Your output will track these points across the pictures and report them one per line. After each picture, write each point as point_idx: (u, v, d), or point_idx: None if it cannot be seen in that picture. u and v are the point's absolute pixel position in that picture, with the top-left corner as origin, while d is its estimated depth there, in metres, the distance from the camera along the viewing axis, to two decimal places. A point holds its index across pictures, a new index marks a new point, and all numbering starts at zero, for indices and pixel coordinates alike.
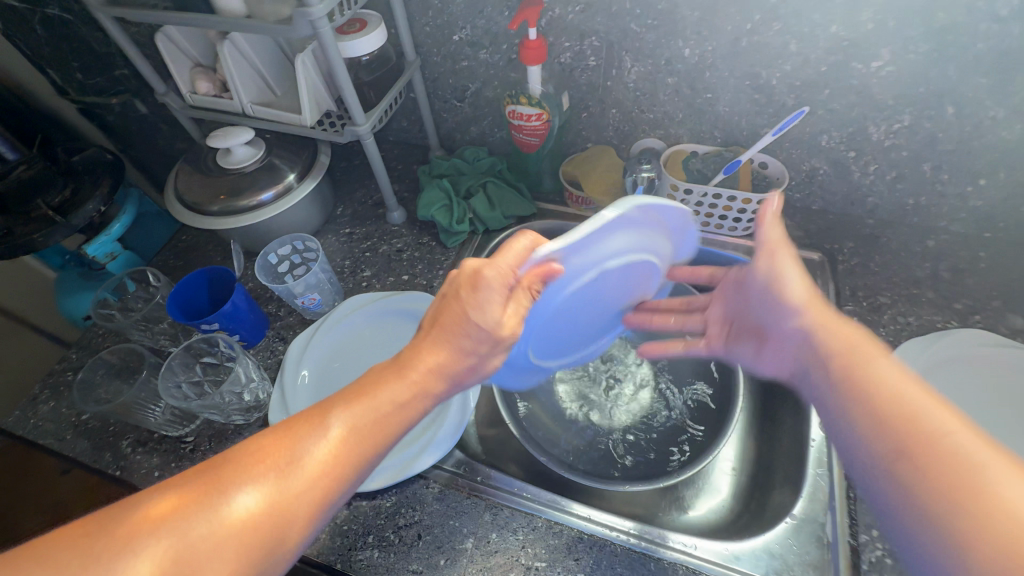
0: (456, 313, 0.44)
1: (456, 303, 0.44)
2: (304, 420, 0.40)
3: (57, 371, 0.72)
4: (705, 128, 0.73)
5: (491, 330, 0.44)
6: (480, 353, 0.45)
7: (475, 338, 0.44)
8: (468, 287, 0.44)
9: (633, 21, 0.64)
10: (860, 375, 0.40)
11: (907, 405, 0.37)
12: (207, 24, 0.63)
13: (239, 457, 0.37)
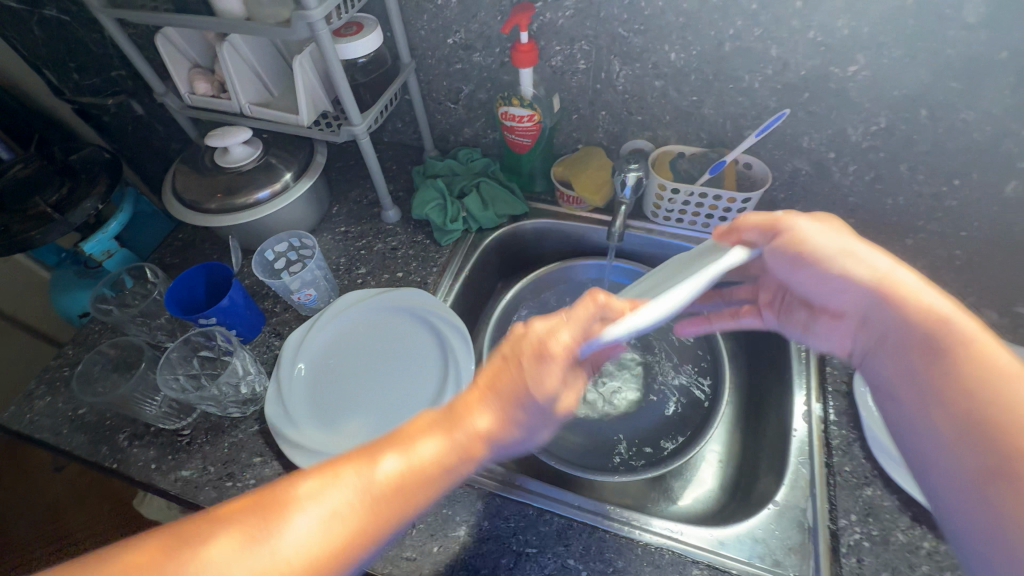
0: (508, 380, 0.41)
1: (515, 369, 0.41)
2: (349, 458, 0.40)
3: (52, 367, 0.72)
4: (691, 130, 0.76)
5: (547, 403, 0.41)
6: (530, 426, 0.42)
7: (521, 417, 0.41)
8: (526, 358, 0.41)
9: (621, 26, 0.66)
10: (963, 365, 0.38)
11: (990, 387, 0.36)
12: (208, 26, 0.64)
13: (281, 490, 0.38)
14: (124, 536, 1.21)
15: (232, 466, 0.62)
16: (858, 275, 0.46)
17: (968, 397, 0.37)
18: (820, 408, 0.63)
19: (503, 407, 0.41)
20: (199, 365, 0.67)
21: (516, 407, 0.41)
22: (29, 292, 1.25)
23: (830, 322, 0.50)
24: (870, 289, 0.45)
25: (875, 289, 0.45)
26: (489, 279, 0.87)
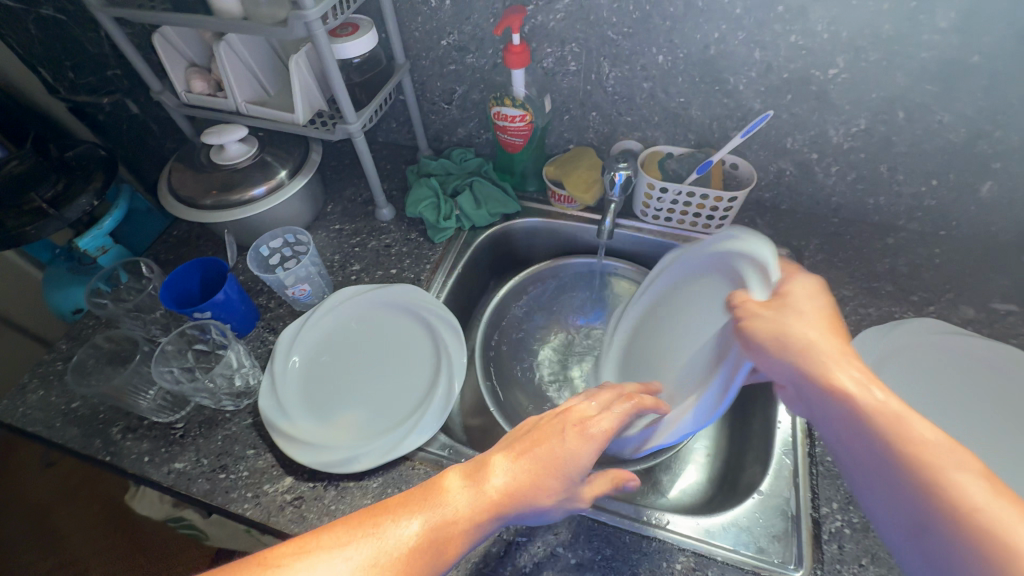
0: (553, 451, 0.47)
1: (558, 442, 0.47)
2: (399, 507, 0.44)
3: (46, 361, 0.73)
4: (679, 130, 0.78)
5: (584, 477, 0.46)
6: (564, 498, 0.46)
7: (561, 493, 0.46)
8: (574, 436, 0.47)
9: (610, 29, 0.68)
10: (900, 439, 0.37)
11: (928, 460, 0.35)
12: (205, 25, 0.66)
13: (329, 538, 0.41)
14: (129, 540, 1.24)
15: (226, 458, 0.62)
16: (791, 350, 0.44)
17: (904, 468, 0.35)
18: None
19: (548, 480, 0.46)
20: (194, 358, 0.69)
21: (559, 479, 0.46)
22: (27, 296, 1.26)
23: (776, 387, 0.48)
24: (810, 365, 0.43)
25: (811, 366, 0.42)
26: (482, 277, 0.88)
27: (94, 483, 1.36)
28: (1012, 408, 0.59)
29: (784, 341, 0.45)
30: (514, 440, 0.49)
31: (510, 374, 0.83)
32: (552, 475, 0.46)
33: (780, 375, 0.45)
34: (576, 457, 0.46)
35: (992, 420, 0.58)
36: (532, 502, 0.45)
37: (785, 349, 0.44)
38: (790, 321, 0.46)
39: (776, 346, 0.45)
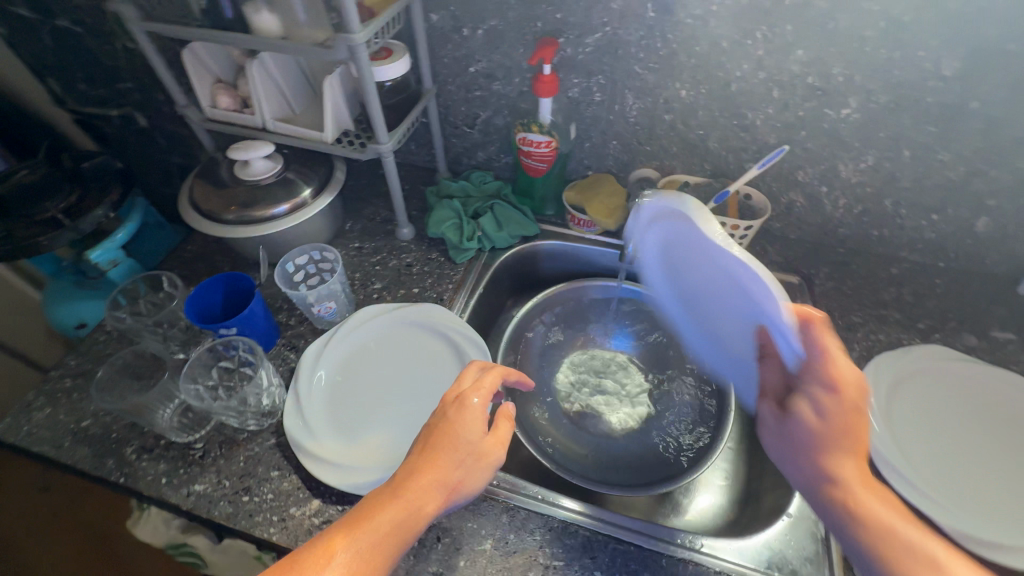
0: (447, 433, 0.52)
1: (447, 423, 0.53)
2: (338, 533, 0.46)
3: (54, 377, 0.70)
4: (696, 160, 0.81)
5: (477, 441, 0.53)
6: (470, 465, 0.51)
7: (469, 460, 0.51)
8: (461, 411, 0.54)
9: (637, 64, 0.72)
10: (887, 532, 0.43)
11: (906, 552, 0.41)
12: (244, 43, 0.66)
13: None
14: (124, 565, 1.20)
15: (249, 479, 0.61)
16: (807, 457, 0.48)
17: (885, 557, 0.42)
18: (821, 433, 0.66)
19: (451, 456, 0.51)
20: (220, 375, 0.67)
21: (463, 448, 0.52)
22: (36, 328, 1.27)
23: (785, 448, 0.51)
24: (825, 476, 0.47)
25: (828, 477, 0.47)
26: (500, 297, 0.89)
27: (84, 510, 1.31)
28: (1012, 443, 0.62)
29: (805, 452, 0.49)
30: (422, 439, 0.53)
31: (529, 393, 0.83)
32: (454, 450, 0.52)
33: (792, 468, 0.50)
34: (468, 421, 0.53)
35: (995, 455, 0.62)
36: (449, 476, 0.50)
37: (803, 455, 0.49)
38: (846, 414, 0.48)
39: (804, 455, 0.49)
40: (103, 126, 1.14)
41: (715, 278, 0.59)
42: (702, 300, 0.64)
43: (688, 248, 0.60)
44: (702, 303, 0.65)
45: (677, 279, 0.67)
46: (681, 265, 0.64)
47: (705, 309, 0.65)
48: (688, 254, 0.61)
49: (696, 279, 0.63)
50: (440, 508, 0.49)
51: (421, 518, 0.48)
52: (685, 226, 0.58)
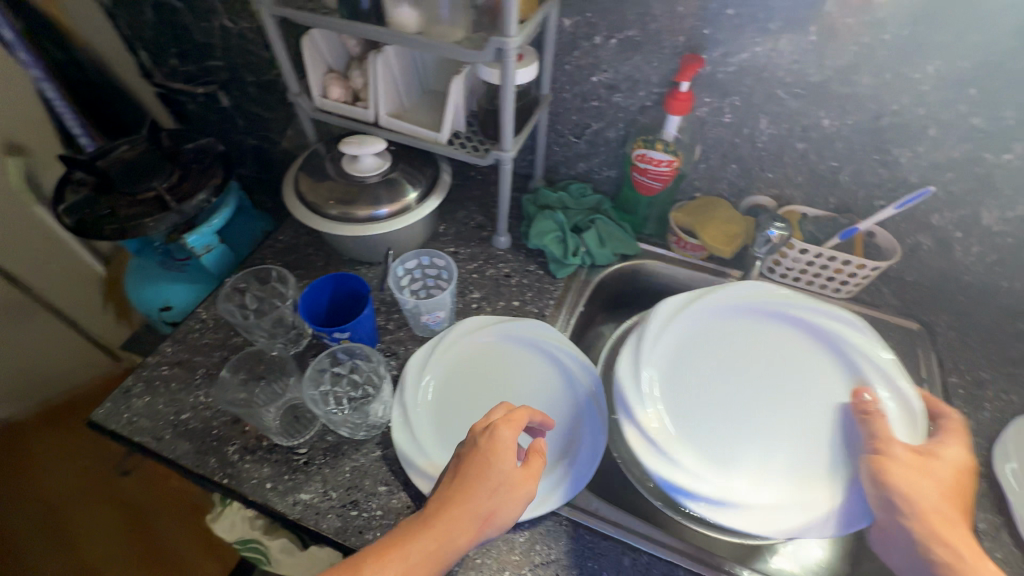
0: (476, 466, 0.49)
1: (476, 455, 0.50)
2: (367, 564, 0.44)
3: (150, 365, 0.68)
4: (821, 193, 0.77)
5: (509, 472, 0.49)
6: (502, 497, 0.48)
7: (501, 491, 0.48)
8: (490, 442, 0.50)
9: (781, 89, 0.68)
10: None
11: None
12: (380, 36, 0.63)
13: None
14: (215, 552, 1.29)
15: (356, 492, 0.59)
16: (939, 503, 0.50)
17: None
18: None
19: (482, 491, 0.48)
20: (330, 381, 0.65)
21: (494, 478, 0.49)
22: (85, 294, 1.34)
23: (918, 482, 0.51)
24: (948, 519, 0.50)
25: (951, 525, 0.50)
26: (594, 317, 0.86)
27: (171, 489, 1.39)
28: None
29: (940, 497, 0.51)
30: (449, 470, 0.50)
31: None
32: (485, 485, 0.48)
33: (887, 513, 0.51)
34: (501, 451, 0.50)
35: None
36: (480, 507, 0.47)
37: (936, 501, 0.50)
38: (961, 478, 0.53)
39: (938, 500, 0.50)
40: (187, 102, 1.12)
41: (799, 367, 0.65)
42: (749, 389, 0.65)
43: (771, 338, 0.68)
44: (744, 392, 0.64)
45: (704, 368, 0.66)
46: (728, 354, 0.67)
47: (751, 396, 0.64)
48: (761, 340, 0.68)
49: (753, 366, 0.66)
50: (473, 540, 0.47)
51: (455, 550, 0.46)
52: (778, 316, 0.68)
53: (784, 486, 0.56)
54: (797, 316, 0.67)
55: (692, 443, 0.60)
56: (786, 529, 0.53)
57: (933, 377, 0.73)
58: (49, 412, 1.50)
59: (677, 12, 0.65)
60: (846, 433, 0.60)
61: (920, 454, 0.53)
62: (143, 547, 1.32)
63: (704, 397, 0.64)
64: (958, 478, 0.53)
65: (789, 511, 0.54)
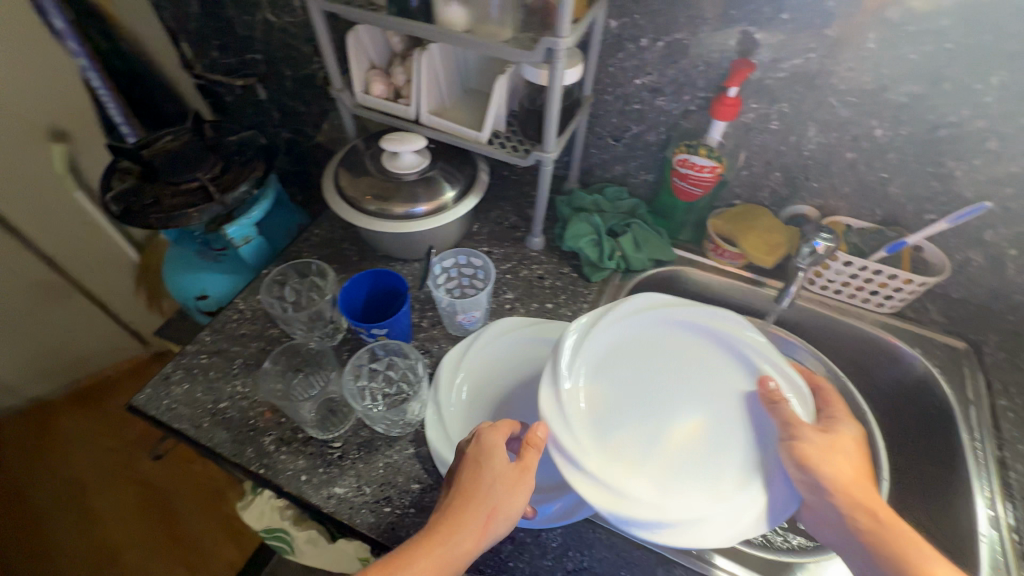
0: (472, 469, 0.51)
1: (468, 459, 0.52)
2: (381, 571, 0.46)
3: (190, 353, 0.69)
4: (868, 205, 0.75)
5: (502, 468, 0.52)
6: (500, 492, 0.50)
7: (497, 487, 0.50)
8: (481, 444, 0.53)
9: (833, 96, 0.66)
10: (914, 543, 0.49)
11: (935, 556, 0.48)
12: (430, 34, 0.63)
13: None
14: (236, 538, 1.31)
15: (389, 489, 0.59)
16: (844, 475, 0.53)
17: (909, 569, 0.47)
18: (991, 511, 0.62)
19: (479, 490, 0.50)
20: (368, 377, 0.65)
21: (489, 476, 0.51)
22: (118, 279, 1.37)
23: (825, 456, 0.52)
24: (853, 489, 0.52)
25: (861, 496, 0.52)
26: None
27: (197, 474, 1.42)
28: None
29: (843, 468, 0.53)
30: (450, 483, 0.53)
31: None
32: (482, 484, 0.50)
33: (811, 492, 0.51)
34: (489, 453, 0.52)
35: None
36: (482, 505, 0.49)
37: (842, 473, 0.53)
38: (858, 444, 0.56)
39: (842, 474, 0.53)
40: (225, 94, 1.13)
41: (705, 364, 0.62)
42: (660, 392, 0.60)
43: (659, 338, 0.63)
44: (656, 397, 0.59)
45: (614, 378, 0.60)
46: (633, 359, 0.61)
47: (665, 401, 0.59)
48: (659, 342, 0.63)
49: (654, 367, 0.61)
50: (484, 538, 0.49)
51: (464, 548, 0.47)
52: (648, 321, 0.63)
53: (709, 494, 0.52)
54: (697, 322, 0.64)
55: (615, 460, 0.53)
56: (720, 538, 0.50)
57: (980, 399, 0.71)
58: (80, 392, 1.54)
59: (730, 15, 0.64)
60: (758, 425, 0.57)
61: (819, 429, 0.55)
62: (160, 529, 1.33)
63: (620, 409, 0.58)
64: (853, 449, 0.55)
65: (722, 517, 0.51)
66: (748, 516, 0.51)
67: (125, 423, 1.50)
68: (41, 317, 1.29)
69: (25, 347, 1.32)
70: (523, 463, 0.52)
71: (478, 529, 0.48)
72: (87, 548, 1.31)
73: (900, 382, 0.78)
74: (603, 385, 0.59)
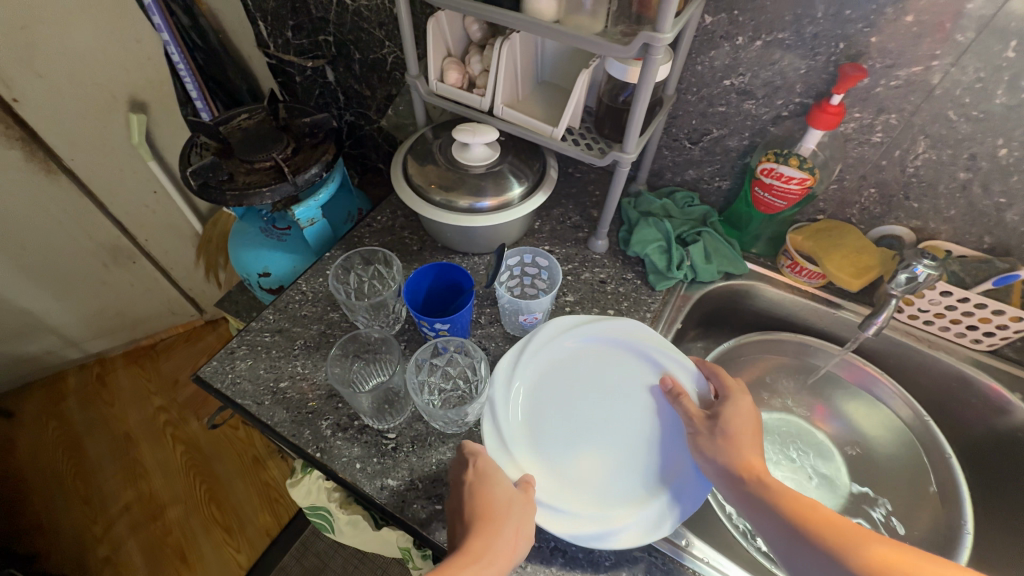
0: (484, 490, 0.51)
1: (474, 477, 0.52)
2: None
3: (254, 330, 0.71)
4: (975, 230, 0.68)
5: (508, 485, 0.52)
6: (517, 510, 0.51)
7: (516, 505, 0.51)
8: (489, 465, 0.53)
9: (953, 109, 0.60)
10: (824, 518, 0.48)
11: (848, 526, 0.47)
12: (517, 22, 0.61)
13: None
14: (276, 509, 1.36)
15: (441, 486, 0.58)
16: (741, 456, 0.54)
17: (811, 538, 0.47)
18: None
19: (499, 508, 0.50)
20: (428, 371, 0.65)
21: (504, 494, 0.51)
22: (181, 248, 1.42)
23: (717, 441, 0.55)
24: (754, 471, 0.53)
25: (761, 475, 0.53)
26: (686, 334, 0.80)
27: (243, 442, 1.47)
28: None
29: (738, 450, 0.54)
30: (461, 514, 0.51)
31: None
32: (503, 506, 0.50)
33: (716, 479, 0.54)
34: (494, 479, 0.51)
35: None
36: (506, 525, 0.49)
37: (740, 454, 0.54)
38: (755, 425, 0.57)
39: (741, 458, 0.54)
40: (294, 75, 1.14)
41: (618, 375, 0.64)
42: (587, 406, 0.63)
43: (575, 358, 0.65)
44: (582, 409, 0.62)
45: (541, 400, 0.62)
46: (554, 380, 0.64)
47: (592, 415, 0.62)
48: (579, 354, 0.65)
49: (576, 384, 0.64)
50: (513, 557, 0.48)
51: (499, 567, 0.47)
52: (569, 338, 0.65)
53: (629, 496, 0.56)
54: (607, 332, 0.66)
55: (553, 475, 0.57)
56: (668, 526, 0.54)
57: None
58: (138, 352, 1.63)
59: (844, 15, 0.59)
60: (671, 421, 0.61)
61: (704, 418, 0.58)
62: (202, 488, 1.39)
63: (550, 424, 0.61)
64: (747, 426, 0.56)
65: (665, 508, 0.55)
66: (684, 513, 0.55)
67: (176, 388, 1.57)
68: (108, 278, 1.36)
69: (93, 304, 1.41)
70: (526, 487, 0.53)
71: (503, 548, 0.48)
72: (132, 498, 1.37)
73: (992, 427, 0.71)
74: (536, 399, 0.62)
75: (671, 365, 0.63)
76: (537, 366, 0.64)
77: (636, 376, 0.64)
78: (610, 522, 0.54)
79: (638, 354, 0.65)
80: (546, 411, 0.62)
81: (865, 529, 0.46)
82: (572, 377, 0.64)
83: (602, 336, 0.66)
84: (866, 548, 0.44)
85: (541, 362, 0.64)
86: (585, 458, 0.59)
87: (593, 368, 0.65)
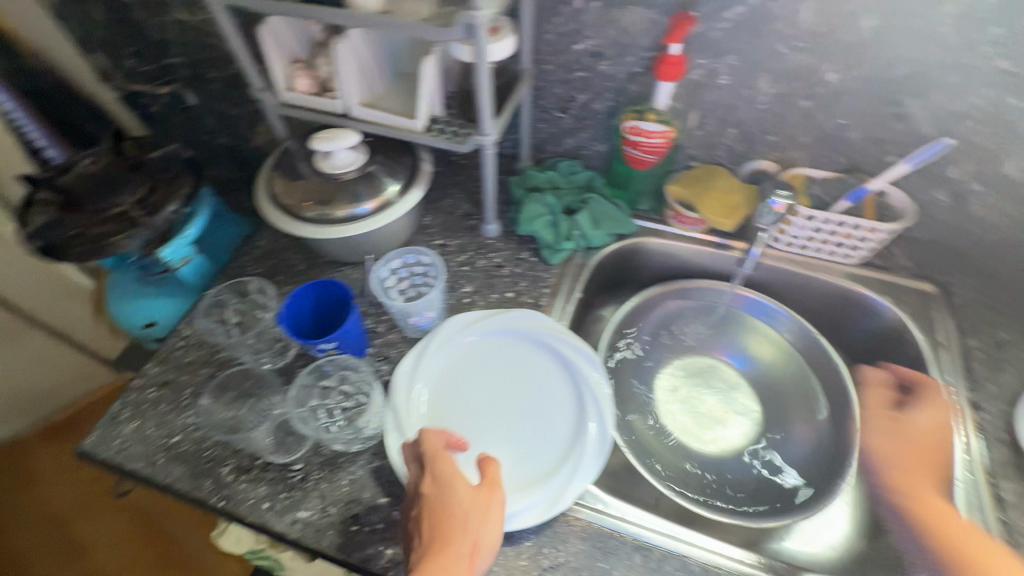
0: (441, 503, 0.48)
1: (432, 489, 0.49)
2: None
3: (136, 387, 0.66)
4: (828, 154, 0.72)
5: (465, 489, 0.49)
6: (474, 515, 0.48)
7: (473, 512, 0.48)
8: (444, 472, 0.50)
9: (781, 42, 0.62)
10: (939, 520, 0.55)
11: (953, 530, 0.54)
12: (341, 17, 0.57)
13: None
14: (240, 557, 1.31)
15: (355, 506, 0.57)
16: (896, 454, 0.62)
17: (924, 533, 0.55)
18: (975, 444, 0.63)
19: (456, 521, 0.47)
20: (320, 395, 0.64)
21: (458, 505, 0.48)
22: (75, 310, 1.31)
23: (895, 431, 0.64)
24: (896, 468, 0.61)
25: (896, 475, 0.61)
26: (591, 300, 0.81)
27: None
28: None
29: (899, 448, 0.62)
30: (419, 534, 0.48)
31: (628, 408, 0.77)
32: (458, 519, 0.47)
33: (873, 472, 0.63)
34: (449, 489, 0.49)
35: None
36: (465, 538, 0.46)
37: (895, 454, 0.62)
38: (911, 421, 0.63)
39: (901, 456, 0.62)
40: (149, 105, 1.05)
41: (517, 364, 0.66)
42: (490, 399, 0.64)
43: (473, 356, 0.66)
44: (485, 403, 0.63)
45: (446, 398, 0.63)
46: (455, 380, 0.65)
47: (496, 407, 0.63)
48: (477, 351, 0.67)
49: (476, 380, 0.65)
50: (474, 571, 0.46)
51: None
52: (464, 337, 0.67)
53: (535, 476, 0.57)
54: (500, 325, 0.67)
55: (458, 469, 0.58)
56: (571, 495, 0.55)
57: (950, 342, 0.71)
58: (54, 427, 1.50)
59: None
60: (569, 397, 0.63)
61: (888, 418, 0.65)
62: (155, 553, 1.32)
63: (454, 421, 0.61)
64: (922, 433, 0.62)
65: (569, 477, 0.56)
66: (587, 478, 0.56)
67: None
68: None
69: None
70: (484, 487, 0.50)
71: (466, 565, 0.45)
72: None
73: (874, 334, 0.77)
74: (439, 400, 0.63)
75: (563, 345, 0.65)
76: (438, 369, 0.65)
77: (533, 362, 0.66)
78: (516, 503, 0.54)
79: (532, 340, 0.67)
80: (451, 410, 0.62)
81: (971, 534, 0.53)
82: (473, 374, 0.65)
83: (496, 330, 0.67)
84: (965, 555, 0.51)
85: (442, 364, 0.65)
86: (492, 448, 0.60)
87: (492, 363, 0.66)
